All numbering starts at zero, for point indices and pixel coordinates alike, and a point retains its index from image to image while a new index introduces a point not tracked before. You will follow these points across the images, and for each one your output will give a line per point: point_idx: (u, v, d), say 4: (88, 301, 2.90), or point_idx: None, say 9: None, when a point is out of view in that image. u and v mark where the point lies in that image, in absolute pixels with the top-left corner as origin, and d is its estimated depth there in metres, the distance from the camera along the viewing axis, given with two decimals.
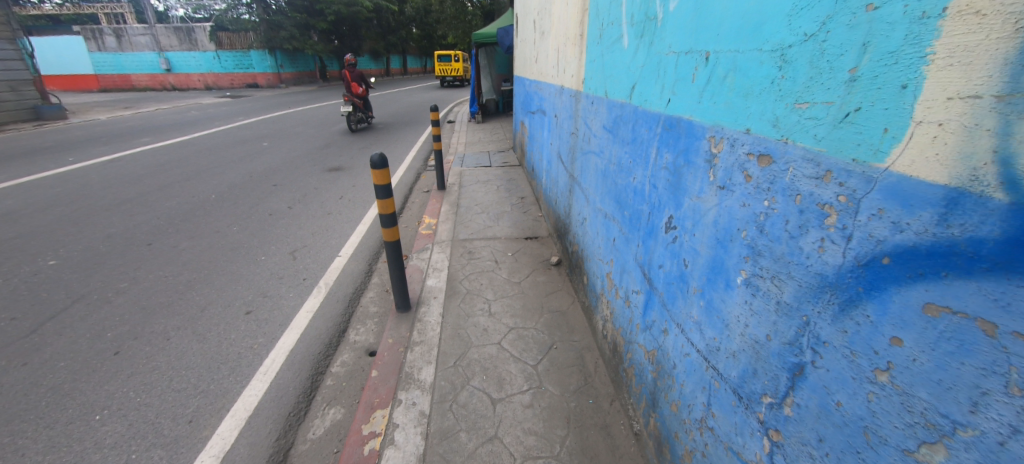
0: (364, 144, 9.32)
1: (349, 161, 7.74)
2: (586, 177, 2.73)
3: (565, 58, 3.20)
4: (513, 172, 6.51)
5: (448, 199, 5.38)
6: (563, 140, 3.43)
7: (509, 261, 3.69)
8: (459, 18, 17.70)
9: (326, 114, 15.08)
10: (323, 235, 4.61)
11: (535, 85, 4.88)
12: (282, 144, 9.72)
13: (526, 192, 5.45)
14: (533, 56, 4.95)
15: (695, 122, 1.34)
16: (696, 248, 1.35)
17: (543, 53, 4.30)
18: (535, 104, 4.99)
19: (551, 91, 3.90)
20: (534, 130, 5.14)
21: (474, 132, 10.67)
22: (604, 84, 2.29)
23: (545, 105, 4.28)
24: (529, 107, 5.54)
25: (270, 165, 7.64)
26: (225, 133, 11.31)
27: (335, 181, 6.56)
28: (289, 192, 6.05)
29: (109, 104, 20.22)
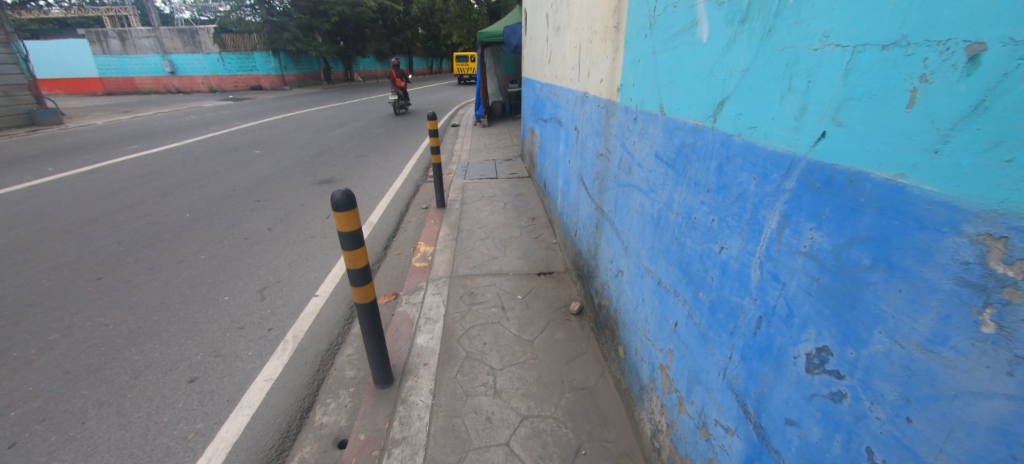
0: (362, 152, 8.69)
1: (342, 173, 7.11)
2: (622, 218, 2.05)
3: (591, 57, 2.53)
4: (522, 186, 5.81)
5: (448, 220, 4.69)
6: (585, 160, 2.76)
7: (520, 309, 3.00)
8: (465, 17, 17.00)
9: (325, 117, 14.49)
10: (302, 265, 3.95)
11: (548, 91, 4.24)
12: (275, 152, 9.11)
13: (537, 212, 4.75)
14: (546, 56, 4.27)
15: (924, 192, 0.67)
16: (916, 446, 0.70)
17: (558, 53, 3.62)
18: (547, 111, 4.34)
19: (569, 98, 3.24)
20: (547, 142, 4.48)
21: (479, 138, 9.97)
22: (654, 95, 1.62)
23: (561, 114, 3.62)
24: (540, 115, 4.90)
25: (257, 177, 7.00)
26: (218, 139, 10.76)
27: (325, 196, 5.91)
28: (271, 209, 5.41)
29: (109, 107, 19.84)
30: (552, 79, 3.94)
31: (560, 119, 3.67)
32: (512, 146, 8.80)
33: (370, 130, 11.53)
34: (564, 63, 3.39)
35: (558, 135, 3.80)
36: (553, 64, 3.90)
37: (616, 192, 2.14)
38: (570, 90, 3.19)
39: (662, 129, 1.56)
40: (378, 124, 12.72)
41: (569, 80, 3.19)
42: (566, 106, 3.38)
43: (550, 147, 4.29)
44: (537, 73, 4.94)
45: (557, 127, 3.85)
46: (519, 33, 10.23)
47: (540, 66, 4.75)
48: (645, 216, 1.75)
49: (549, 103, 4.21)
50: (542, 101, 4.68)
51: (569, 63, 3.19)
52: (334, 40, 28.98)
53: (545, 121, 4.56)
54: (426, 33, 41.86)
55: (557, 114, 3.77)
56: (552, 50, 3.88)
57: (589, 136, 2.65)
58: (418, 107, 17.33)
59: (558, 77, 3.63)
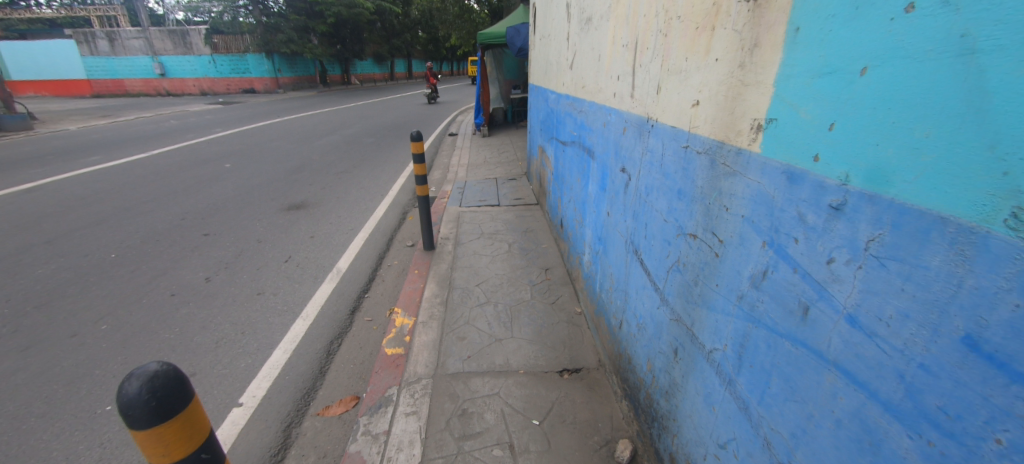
0: (345, 167, 7.65)
1: (318, 195, 6.07)
2: (763, 395, 1.01)
3: (665, 61, 1.49)
4: (529, 217, 4.76)
5: (436, 271, 3.62)
6: (644, 228, 1.73)
7: (537, 452, 1.93)
8: (465, 17, 15.91)
9: (313, 124, 13.44)
10: (233, 346, 2.88)
11: (568, 103, 3.24)
12: (248, 166, 8.06)
13: (551, 261, 3.68)
14: (566, 60, 3.25)
15: None
16: None
17: (588, 54, 2.59)
18: (567, 131, 3.33)
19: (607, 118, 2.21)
20: (564, 170, 3.47)
21: (479, 150, 8.91)
22: (966, 170, 0.60)
23: (590, 137, 2.59)
24: (555, 131, 3.92)
25: (216, 200, 5.93)
26: (191, 149, 9.71)
27: (290, 228, 4.84)
28: (218, 249, 4.34)
29: (91, 111, 18.81)
30: (576, 90, 2.92)
31: (589, 146, 2.64)
32: (516, 161, 7.74)
33: (359, 140, 10.46)
34: (598, 68, 2.36)
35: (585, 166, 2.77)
36: (578, 70, 2.88)
37: (733, 324, 1.12)
38: (610, 108, 2.15)
39: (1011, 284, 0.56)
40: (368, 132, 11.64)
41: (609, 95, 2.17)
42: (600, 130, 2.35)
43: (569, 180, 3.26)
44: (552, 81, 3.92)
45: (583, 153, 2.82)
46: (523, 34, 9.24)
47: (556, 72, 3.71)
48: (878, 456, 0.74)
49: (570, 119, 3.18)
50: (559, 115, 3.68)
51: (610, 69, 2.15)
52: (330, 42, 27.94)
53: (562, 143, 3.55)
54: (426, 36, 40.85)
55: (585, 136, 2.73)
56: (577, 50, 2.89)
57: (654, 191, 1.63)
58: (414, 113, 16.31)
59: (587, 89, 2.61)
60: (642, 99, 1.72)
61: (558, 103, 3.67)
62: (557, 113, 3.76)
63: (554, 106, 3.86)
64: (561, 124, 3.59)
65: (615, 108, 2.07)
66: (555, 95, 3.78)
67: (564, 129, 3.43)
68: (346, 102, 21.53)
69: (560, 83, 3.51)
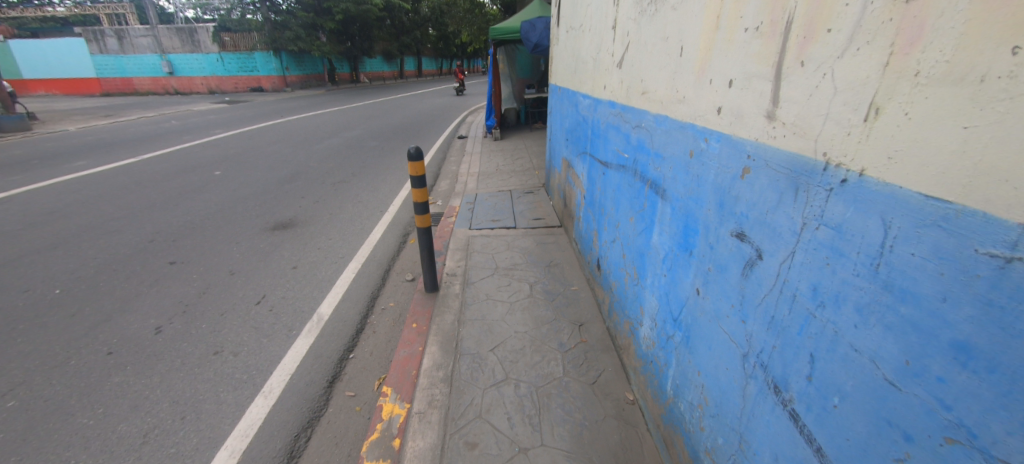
0: (344, 176, 6.93)
1: (310, 211, 5.35)
2: None
3: (902, 53, 0.73)
4: (553, 245, 3.97)
5: (439, 325, 2.84)
6: (806, 366, 0.96)
7: None
8: (477, 12, 15.10)
9: (317, 125, 12.76)
10: (165, 442, 2.14)
11: (612, 114, 2.49)
12: (240, 173, 7.38)
13: (585, 313, 2.89)
14: (610, 57, 2.50)
15: None
16: None
17: (654, 48, 1.84)
18: (609, 149, 2.57)
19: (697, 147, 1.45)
20: (605, 199, 2.70)
21: (491, 156, 8.11)
22: None
23: (655, 166, 1.83)
24: (588, 145, 3.17)
25: (195, 217, 5.23)
26: (184, 153, 9.08)
27: (270, 255, 4.11)
28: (181, 285, 3.62)
29: (95, 111, 18.44)
30: (629, 97, 2.16)
31: (652, 177, 1.88)
32: (532, 170, 6.93)
33: (363, 144, 9.73)
34: (676, 69, 1.61)
35: (643, 205, 2.01)
36: (632, 69, 2.12)
37: None
38: (705, 131, 1.39)
39: None
40: (373, 135, 10.90)
41: (701, 111, 1.41)
42: (679, 161, 1.59)
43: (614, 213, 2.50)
44: (584, 84, 3.19)
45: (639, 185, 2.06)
46: (539, 29, 8.47)
47: (592, 73, 2.95)
48: None
49: (616, 135, 2.43)
50: (595, 126, 2.92)
51: (705, 70, 1.39)
52: (338, 40, 27.30)
53: (600, 163, 2.79)
54: (436, 33, 40.10)
55: (644, 163, 1.97)
56: (630, 44, 2.14)
57: (844, 306, 0.86)
58: (423, 113, 15.59)
59: (652, 97, 1.86)
60: (802, 125, 0.96)
61: (594, 110, 2.92)
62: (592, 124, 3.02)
63: (589, 115, 3.11)
64: (599, 139, 2.84)
65: (719, 131, 1.31)
66: (590, 100, 3.05)
67: (605, 145, 2.66)
68: (353, 101, 20.88)
69: (599, 87, 2.76)
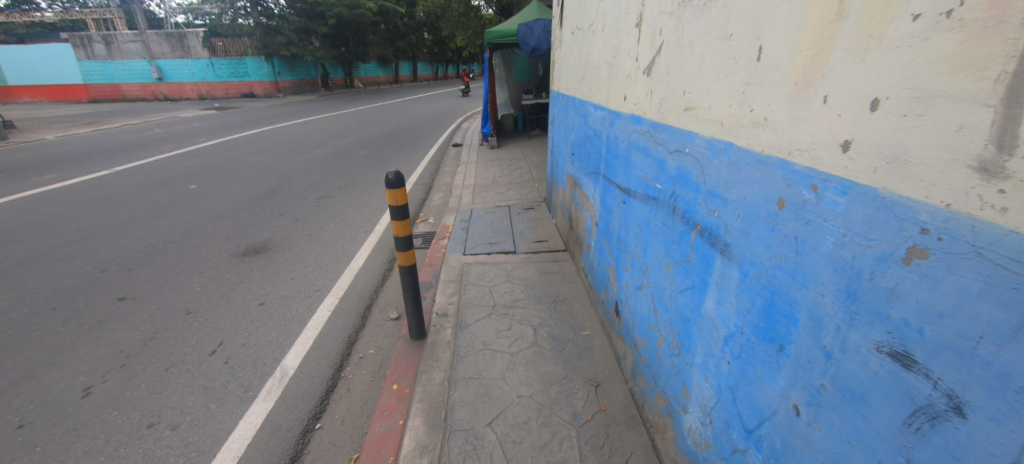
0: (329, 191, 6.43)
1: (288, 232, 4.85)
2: None
3: None
4: (558, 275, 3.48)
5: (425, 386, 2.34)
6: None
7: None
8: (472, 16, 14.71)
9: (305, 133, 12.25)
10: None
11: (635, 131, 2.02)
12: (217, 186, 6.86)
13: (601, 369, 2.39)
14: (633, 62, 2.04)
15: None
16: None
17: (705, 50, 1.37)
18: (631, 173, 2.11)
19: (792, 196, 0.99)
20: (625, 232, 2.23)
21: (488, 166, 7.63)
22: None
23: (709, 210, 1.36)
24: (601, 164, 2.70)
25: (159, 240, 4.70)
26: (161, 164, 8.55)
27: (235, 289, 3.61)
28: (126, 328, 3.11)
29: (77, 118, 17.86)
30: (663, 113, 1.70)
31: (703, 223, 1.41)
32: (532, 182, 6.44)
33: (352, 153, 9.22)
34: (748, 80, 1.14)
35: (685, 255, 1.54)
36: (668, 77, 1.66)
37: None
38: (813, 176, 0.92)
39: None
40: (363, 144, 10.40)
41: (804, 144, 0.94)
42: (755, 210, 1.12)
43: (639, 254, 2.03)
44: (596, 92, 2.72)
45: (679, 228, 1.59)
46: (537, 32, 8.06)
47: (607, 80, 2.49)
48: None
49: (641, 158, 1.96)
50: (611, 143, 2.46)
51: (810, 83, 0.93)
52: (332, 45, 26.87)
53: (618, 188, 2.32)
54: (431, 38, 39.67)
55: (688, 201, 1.50)
56: (663, 45, 1.68)
57: None
58: (416, 119, 15.12)
59: (702, 116, 1.39)
60: None
61: (610, 123, 2.46)
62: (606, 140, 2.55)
63: (602, 128, 2.64)
64: (615, 159, 2.37)
65: (846, 179, 0.84)
66: (603, 111, 2.58)
67: (625, 167, 2.20)
68: (346, 107, 20.35)
69: (617, 97, 2.30)
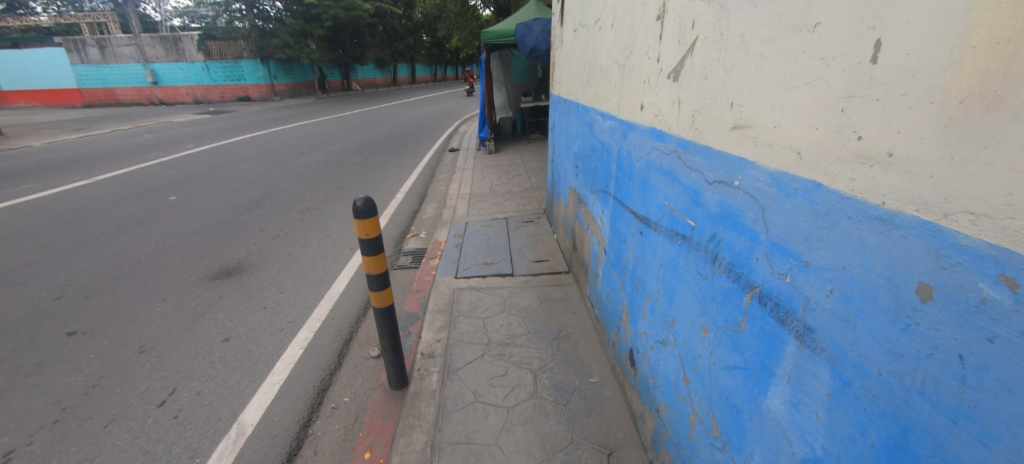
0: (316, 202, 6.05)
1: (266, 250, 4.46)
2: None
3: None
4: (561, 304, 3.09)
5: (403, 455, 1.96)
6: None
7: None
8: (470, 16, 14.34)
9: (297, 137, 11.87)
10: None
11: (656, 148, 1.64)
12: (198, 197, 6.48)
13: (614, 430, 2.00)
14: (652, 62, 1.66)
15: None
16: None
17: (766, 47, 0.99)
18: (650, 199, 1.72)
19: (952, 285, 0.60)
20: (642, 270, 1.85)
21: (485, 174, 7.25)
22: None
23: (772, 270, 0.98)
24: (609, 181, 2.32)
25: (125, 260, 4.31)
26: (144, 172, 8.17)
27: (200, 321, 3.22)
28: (68, 372, 2.72)
29: (69, 124, 17.53)
30: (697, 128, 1.31)
31: (761, 285, 1.02)
32: (531, 191, 6.06)
33: (344, 160, 8.83)
34: (852, 91, 0.76)
35: (731, 320, 1.16)
36: (703, 84, 1.27)
37: None
38: (1008, 261, 0.53)
39: None
40: (356, 149, 10.01)
41: (984, 206, 0.56)
42: (864, 290, 0.74)
43: (661, 301, 1.64)
44: (604, 98, 2.35)
45: (721, 281, 1.21)
46: (535, 31, 7.71)
47: (618, 84, 2.11)
48: None
49: (664, 183, 1.57)
50: (622, 159, 2.08)
51: (1004, 104, 0.54)
52: (329, 47, 26.54)
53: (632, 214, 1.94)
54: (429, 39, 39.31)
55: (735, 249, 1.12)
56: (698, 41, 1.30)
57: None
58: (413, 122, 14.75)
59: (761, 138, 1.01)
60: None
61: (621, 134, 2.07)
62: (616, 155, 2.18)
63: (610, 141, 2.26)
64: (628, 178, 1.99)
65: None
66: (613, 121, 2.20)
67: (642, 191, 1.82)
68: (343, 110, 19.98)
69: (630, 105, 1.92)
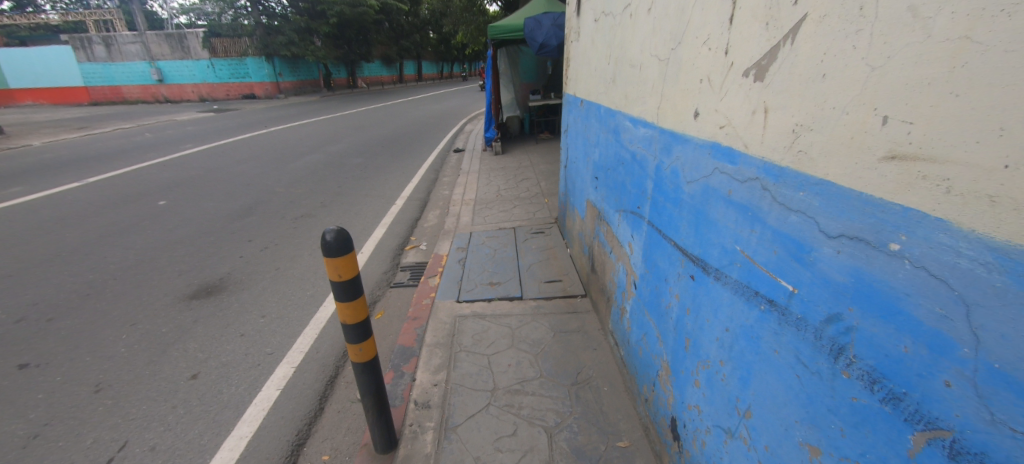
0: (311, 208, 5.68)
1: (252, 264, 4.09)
2: None
3: None
4: (578, 337, 2.67)
5: None
6: None
7: None
8: (477, 12, 13.91)
9: (298, 137, 11.53)
10: None
11: (722, 172, 1.22)
12: (188, 202, 6.14)
13: None
14: (715, 55, 1.25)
15: None
16: None
17: (975, 25, 0.58)
18: (708, 237, 1.31)
19: None
20: (692, 325, 1.44)
21: (491, 177, 6.84)
22: None
23: (994, 417, 0.58)
24: (643, 202, 1.91)
25: (99, 276, 3.96)
26: (137, 175, 7.86)
27: (168, 352, 2.85)
28: (9, 418, 2.36)
29: (73, 122, 17.40)
30: (802, 151, 0.90)
31: (958, 432, 0.62)
32: (540, 198, 5.63)
33: (344, 161, 8.45)
34: None
35: (873, 457, 0.76)
36: (817, 87, 0.86)
37: None
38: None
39: None
40: (358, 149, 9.64)
41: None
42: None
43: (725, 376, 1.24)
44: (637, 101, 1.94)
45: (849, 390, 0.80)
46: (545, 26, 7.28)
47: (657, 83, 1.69)
48: None
49: (734, 222, 1.16)
50: (662, 178, 1.66)
51: None
52: (335, 44, 26.22)
53: (680, 250, 1.53)
54: (436, 37, 38.84)
55: (889, 354, 0.72)
56: (806, 24, 0.89)
57: None
58: (419, 121, 14.40)
59: (963, 184, 0.60)
60: None
61: (662, 147, 1.66)
62: (653, 172, 1.76)
63: (645, 152, 1.85)
64: (673, 204, 1.57)
65: None
66: (649, 128, 1.79)
67: (695, 223, 1.40)
68: (347, 108, 19.62)
69: (677, 110, 1.51)
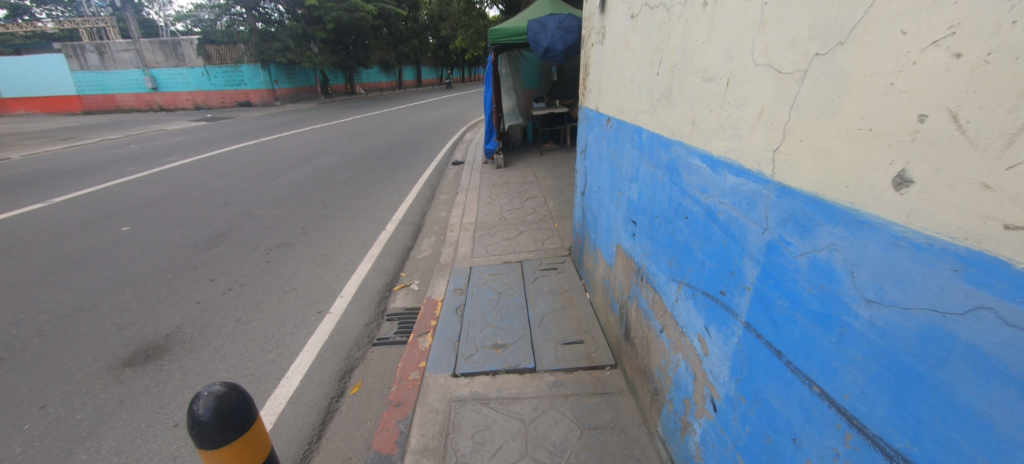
0: (291, 235, 5.03)
1: (210, 313, 3.43)
2: None
3: None
4: (613, 438, 2.00)
5: None
6: None
7: None
8: (477, 15, 13.30)
9: (289, 148, 10.90)
10: None
11: (1004, 322, 0.59)
12: (155, 228, 5.49)
13: None
14: (979, 68, 0.61)
15: None
16: None
17: None
18: (943, 429, 0.69)
19: None
20: None
21: (493, 195, 6.20)
22: None
23: None
24: (730, 286, 1.25)
25: (24, 330, 3.30)
26: (109, 193, 7.22)
27: (74, 454, 2.18)
28: None
29: (60, 132, 16.82)
30: None
31: None
32: (549, 222, 4.97)
33: (333, 176, 7.80)
34: None
35: None
36: None
37: None
38: None
39: None
40: (350, 162, 9.01)
41: None
42: None
43: None
44: (719, 130, 1.28)
45: None
46: (550, 29, 6.66)
47: (772, 108, 1.04)
48: None
49: None
50: (783, 269, 1.01)
51: None
52: (332, 50, 25.67)
53: (833, 408, 0.87)
54: (435, 42, 38.31)
55: None
56: None
57: None
58: (418, 129, 13.80)
59: None
60: None
61: (784, 216, 1.00)
62: (760, 249, 1.10)
63: (739, 212, 1.19)
64: (814, 320, 0.92)
65: None
66: (750, 176, 1.13)
67: (889, 383, 0.76)
68: (343, 115, 19.03)
69: (829, 162, 0.86)
